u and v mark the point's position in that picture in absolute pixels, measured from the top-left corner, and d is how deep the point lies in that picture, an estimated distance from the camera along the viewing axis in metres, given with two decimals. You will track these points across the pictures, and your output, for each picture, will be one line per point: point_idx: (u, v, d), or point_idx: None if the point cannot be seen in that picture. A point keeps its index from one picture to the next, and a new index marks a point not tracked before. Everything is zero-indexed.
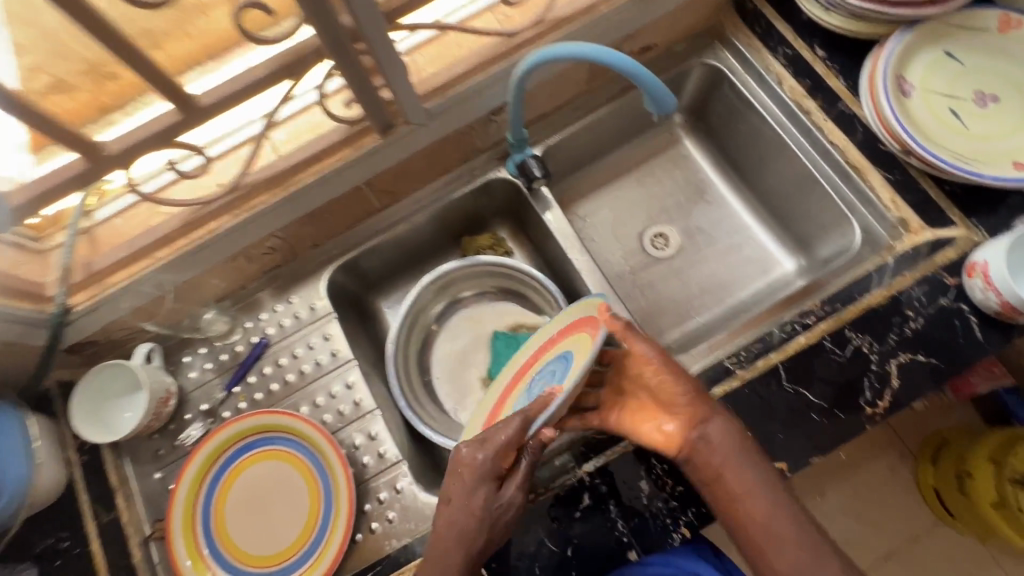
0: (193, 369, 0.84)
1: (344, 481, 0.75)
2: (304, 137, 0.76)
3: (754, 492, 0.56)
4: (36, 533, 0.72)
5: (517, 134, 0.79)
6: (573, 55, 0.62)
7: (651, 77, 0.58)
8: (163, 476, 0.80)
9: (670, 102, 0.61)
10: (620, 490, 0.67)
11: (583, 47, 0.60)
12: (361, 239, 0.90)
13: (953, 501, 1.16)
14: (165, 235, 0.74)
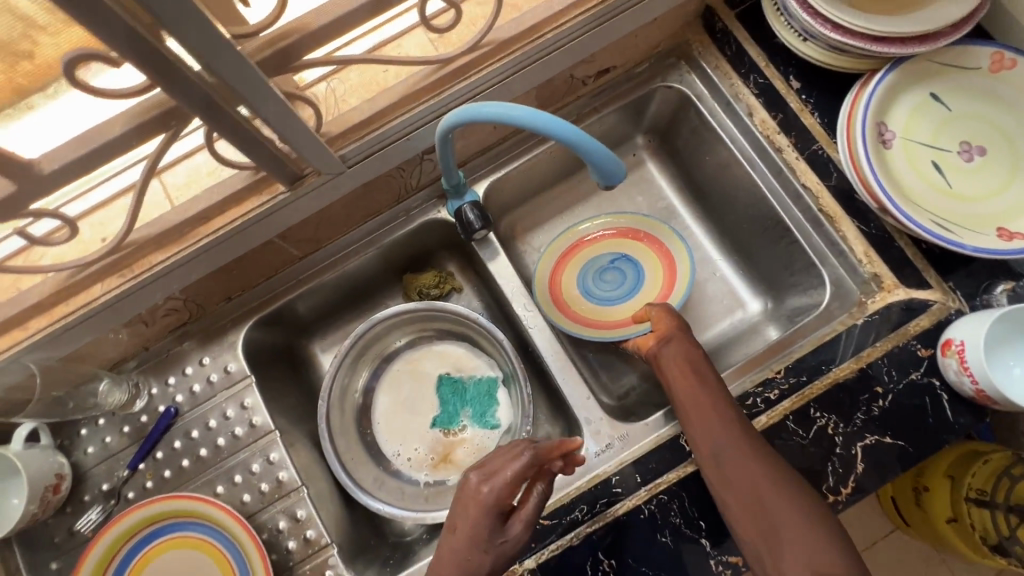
0: (91, 444, 0.74)
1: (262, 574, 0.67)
2: (199, 184, 0.65)
3: (751, 474, 0.57)
4: None
5: (452, 179, 0.69)
6: (502, 117, 0.52)
7: (591, 146, 0.50)
8: (61, 566, 0.71)
9: (618, 171, 0.53)
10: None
11: (516, 109, 0.50)
12: (284, 288, 0.79)
13: (911, 512, 1.06)
14: (37, 305, 0.63)
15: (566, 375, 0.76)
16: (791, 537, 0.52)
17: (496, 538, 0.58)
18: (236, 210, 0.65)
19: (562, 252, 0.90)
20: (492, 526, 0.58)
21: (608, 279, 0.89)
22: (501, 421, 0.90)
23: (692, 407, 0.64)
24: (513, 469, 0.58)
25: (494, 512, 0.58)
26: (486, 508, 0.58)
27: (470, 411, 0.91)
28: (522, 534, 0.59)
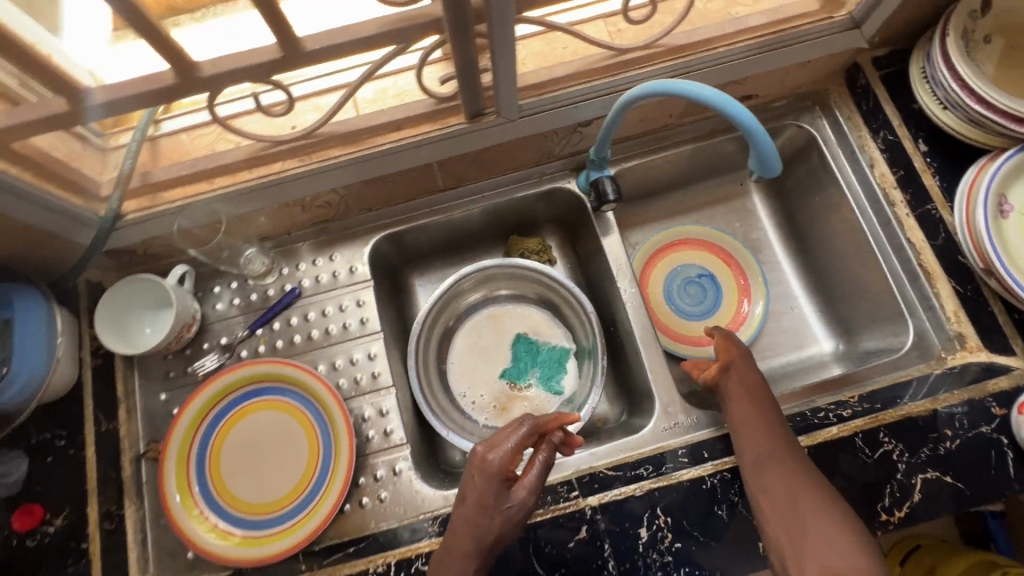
0: (220, 301, 0.83)
1: (346, 451, 0.74)
2: (388, 101, 0.75)
3: (790, 483, 0.62)
4: (34, 425, 0.72)
5: (600, 152, 0.77)
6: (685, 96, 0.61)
7: (764, 137, 0.58)
8: (169, 398, 0.79)
9: (775, 166, 0.60)
10: (616, 532, 0.66)
11: (704, 90, 0.60)
12: (415, 215, 0.88)
13: None
14: (231, 165, 0.73)
15: (649, 351, 0.81)
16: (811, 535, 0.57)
17: (503, 503, 0.63)
18: (415, 130, 0.74)
19: (682, 247, 1.02)
20: (500, 492, 0.63)
21: (690, 292, 1.00)
22: (565, 390, 0.96)
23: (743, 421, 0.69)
24: (512, 437, 0.65)
25: (500, 478, 0.63)
26: (490, 475, 0.64)
27: (539, 372, 0.97)
28: (527, 499, 0.63)
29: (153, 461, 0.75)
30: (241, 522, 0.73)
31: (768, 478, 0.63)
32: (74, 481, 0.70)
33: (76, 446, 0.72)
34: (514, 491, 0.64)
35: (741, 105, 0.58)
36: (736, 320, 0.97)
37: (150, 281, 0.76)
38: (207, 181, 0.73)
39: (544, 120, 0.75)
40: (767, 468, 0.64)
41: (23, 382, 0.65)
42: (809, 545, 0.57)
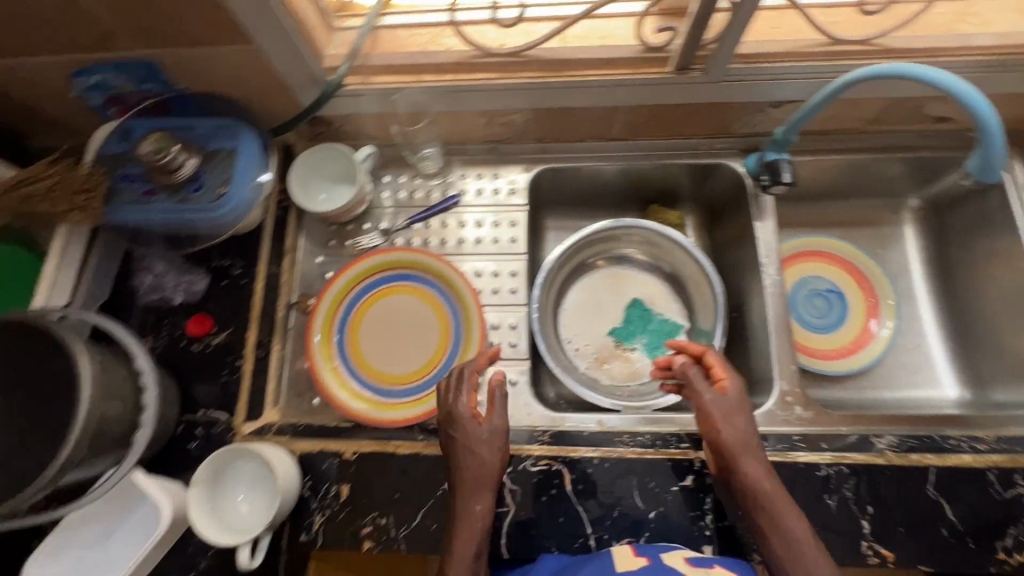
0: (387, 190, 0.89)
1: (474, 352, 0.79)
2: (595, 40, 0.78)
3: (810, 571, 0.54)
4: (219, 251, 0.80)
5: (787, 133, 0.78)
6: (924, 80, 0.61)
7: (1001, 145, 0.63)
8: (323, 264, 0.87)
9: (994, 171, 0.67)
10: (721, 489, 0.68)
11: (947, 75, 0.60)
12: (579, 156, 0.91)
13: None
14: (442, 64, 0.77)
15: (779, 338, 0.81)
16: None
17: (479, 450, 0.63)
18: (619, 70, 0.77)
19: (825, 260, 1.01)
20: (480, 440, 0.63)
21: (817, 304, 0.99)
22: None
23: (748, 451, 0.62)
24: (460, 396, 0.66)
25: (466, 436, 0.64)
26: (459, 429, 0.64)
27: (646, 339, 0.98)
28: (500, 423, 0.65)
29: (300, 312, 0.83)
30: (366, 385, 0.79)
31: (790, 521, 0.57)
32: (240, 307, 0.79)
33: (248, 279, 0.80)
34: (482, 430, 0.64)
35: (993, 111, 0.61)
36: (853, 344, 0.96)
37: (342, 151, 0.83)
38: (413, 74, 0.78)
39: (742, 90, 0.76)
40: (789, 514, 0.58)
41: (235, 202, 0.73)
42: None
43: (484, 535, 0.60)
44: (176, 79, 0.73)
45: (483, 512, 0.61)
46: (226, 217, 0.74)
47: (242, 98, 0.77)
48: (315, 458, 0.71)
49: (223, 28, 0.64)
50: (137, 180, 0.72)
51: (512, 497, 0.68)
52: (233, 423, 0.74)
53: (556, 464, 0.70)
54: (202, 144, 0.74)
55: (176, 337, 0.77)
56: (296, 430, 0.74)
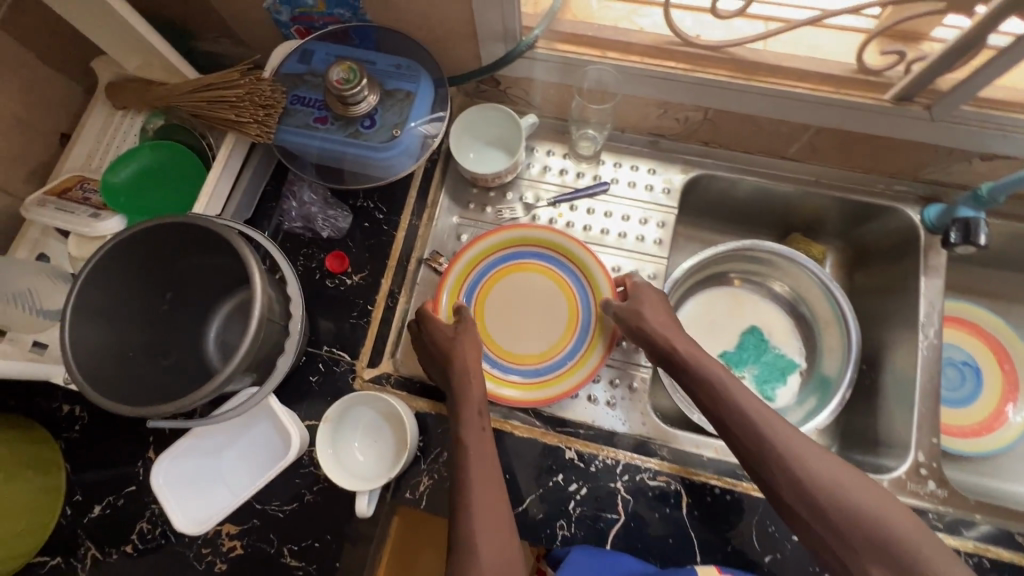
0: (536, 163, 0.86)
1: (601, 349, 0.76)
2: (804, 50, 0.72)
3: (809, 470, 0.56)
4: (366, 192, 0.79)
5: (995, 190, 0.71)
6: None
7: None
8: (459, 224, 0.84)
9: None
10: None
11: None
12: (742, 167, 0.85)
13: None
14: (636, 44, 0.73)
15: (923, 405, 0.76)
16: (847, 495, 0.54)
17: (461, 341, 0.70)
18: (827, 88, 0.70)
19: (974, 331, 0.94)
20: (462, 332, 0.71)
21: (951, 375, 0.92)
22: (778, 399, 0.92)
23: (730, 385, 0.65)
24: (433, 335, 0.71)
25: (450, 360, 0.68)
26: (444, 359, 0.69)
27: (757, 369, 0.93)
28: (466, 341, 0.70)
29: (427, 269, 0.82)
30: (485, 358, 0.77)
31: (762, 426, 0.60)
32: (378, 252, 0.77)
33: (390, 226, 0.79)
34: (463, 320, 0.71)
35: None
36: (979, 428, 0.89)
37: (507, 115, 0.80)
38: (602, 49, 0.74)
39: (956, 135, 0.69)
40: (757, 419, 0.61)
41: (403, 148, 0.71)
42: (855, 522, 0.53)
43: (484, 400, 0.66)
44: (368, 9, 0.71)
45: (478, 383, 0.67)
46: (387, 163, 0.72)
47: (425, 41, 0.74)
48: (431, 420, 0.71)
49: None
50: (312, 105, 0.71)
51: (624, 506, 0.66)
52: (354, 365, 0.73)
53: (675, 483, 0.67)
54: (381, 82, 0.72)
55: (311, 269, 0.76)
56: (414, 387, 0.73)
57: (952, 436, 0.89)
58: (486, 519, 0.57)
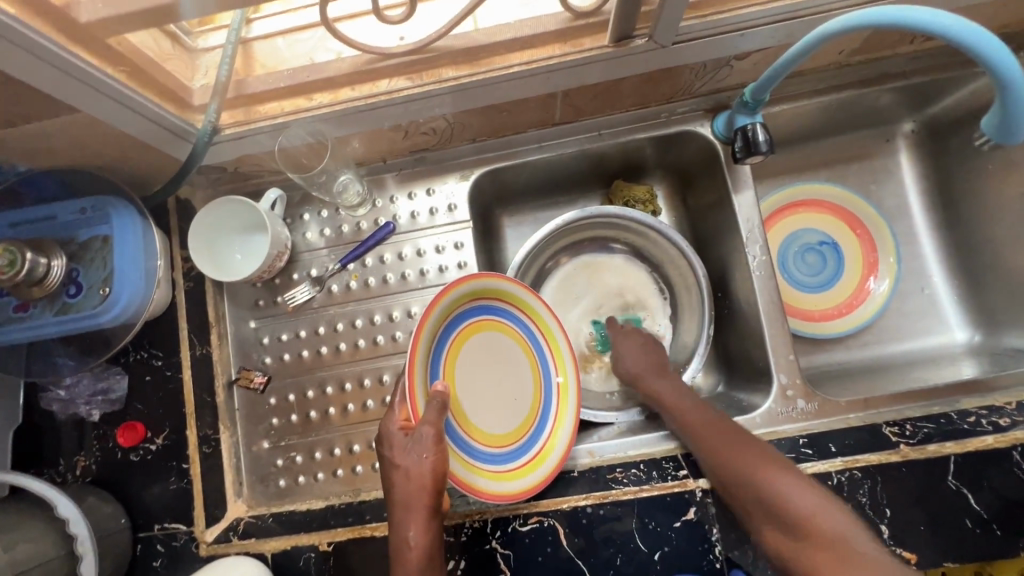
0: (310, 230, 0.77)
1: (575, 407, 0.71)
2: (514, 15, 0.62)
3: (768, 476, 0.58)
4: (131, 344, 0.70)
5: (757, 94, 0.65)
6: (931, 30, 0.48)
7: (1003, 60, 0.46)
8: (258, 326, 0.76)
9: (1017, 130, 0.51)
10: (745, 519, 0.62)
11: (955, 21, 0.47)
12: (523, 148, 0.77)
13: None
14: (332, 79, 0.63)
15: (773, 323, 0.73)
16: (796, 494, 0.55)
17: (420, 453, 0.59)
18: (551, 50, 0.62)
19: (818, 209, 0.91)
20: (427, 439, 0.58)
21: (808, 261, 0.91)
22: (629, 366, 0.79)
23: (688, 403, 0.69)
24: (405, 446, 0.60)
25: (417, 483, 0.58)
26: (411, 483, 0.59)
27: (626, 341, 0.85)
28: (425, 462, 0.58)
29: (242, 389, 0.75)
30: (467, 449, 0.65)
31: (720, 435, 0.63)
32: (174, 401, 0.70)
33: (173, 369, 0.70)
34: (427, 437, 0.58)
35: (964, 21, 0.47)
36: (851, 302, 0.89)
37: (243, 203, 0.71)
38: (305, 97, 0.64)
39: (698, 49, 0.62)
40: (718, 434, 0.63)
41: (123, 302, 0.62)
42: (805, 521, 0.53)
43: (431, 527, 0.59)
44: (12, 161, 0.59)
45: (429, 508, 0.59)
46: (114, 324, 0.63)
47: (104, 164, 0.63)
48: (289, 557, 0.65)
49: (36, 101, 0.50)
50: (2, 295, 0.61)
51: (506, 562, 0.63)
52: (194, 532, 0.67)
53: (549, 518, 0.64)
54: (68, 236, 0.62)
55: (110, 450, 0.69)
56: (265, 526, 0.68)
57: (829, 322, 0.88)
58: None
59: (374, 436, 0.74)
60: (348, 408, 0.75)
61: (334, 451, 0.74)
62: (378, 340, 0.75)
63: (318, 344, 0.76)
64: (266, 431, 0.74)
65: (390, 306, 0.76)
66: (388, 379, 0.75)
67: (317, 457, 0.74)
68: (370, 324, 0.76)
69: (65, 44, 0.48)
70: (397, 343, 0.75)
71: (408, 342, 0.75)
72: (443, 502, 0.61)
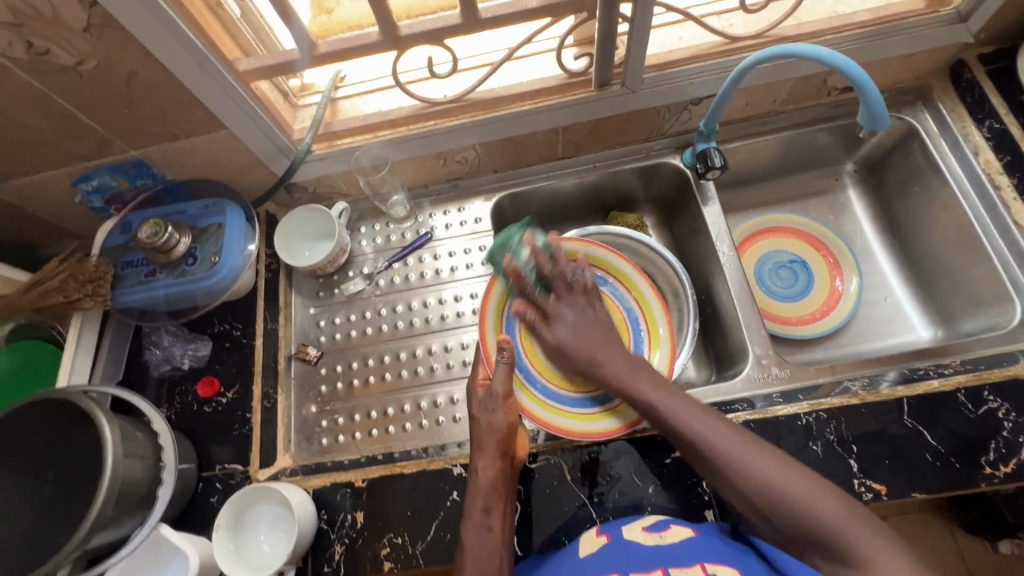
0: (366, 239, 0.98)
1: (666, 338, 0.86)
2: (527, 77, 0.88)
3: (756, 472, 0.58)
4: (217, 318, 0.88)
5: (709, 125, 0.86)
6: (811, 56, 0.70)
7: (839, 58, 0.67)
8: (316, 312, 0.94)
9: (882, 119, 0.68)
10: None
11: (827, 50, 0.69)
12: (533, 178, 0.99)
13: None
14: (394, 119, 0.86)
15: (745, 305, 0.87)
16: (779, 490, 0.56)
17: (497, 408, 0.72)
18: (551, 98, 0.86)
19: (786, 232, 1.06)
20: (495, 398, 0.73)
21: (783, 275, 1.04)
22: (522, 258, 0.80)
23: (680, 403, 0.66)
24: (489, 404, 0.72)
25: (496, 432, 0.70)
26: (491, 434, 0.70)
27: (528, 237, 0.79)
28: (502, 417, 0.71)
29: (299, 362, 0.89)
30: (559, 396, 0.79)
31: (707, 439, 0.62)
32: (244, 364, 0.85)
33: (248, 337, 0.87)
34: (499, 392, 0.73)
35: (804, 45, 0.71)
36: (825, 309, 1.00)
37: (319, 210, 0.92)
38: (373, 132, 0.87)
39: (660, 94, 0.86)
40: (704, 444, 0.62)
41: (224, 273, 0.81)
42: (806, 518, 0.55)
43: (504, 472, 0.69)
44: (165, 171, 0.83)
45: (502, 454, 0.70)
46: (213, 291, 0.81)
47: (224, 177, 0.87)
48: (329, 492, 0.75)
49: (201, 118, 0.75)
50: (139, 265, 0.81)
51: (518, 495, 0.74)
52: (248, 472, 0.79)
53: (556, 456, 0.75)
54: (193, 224, 0.83)
55: (188, 402, 0.83)
56: (308, 469, 0.79)
57: (806, 327, 0.99)
58: (483, 569, 0.62)
59: (406, 401, 0.86)
60: (385, 377, 0.89)
61: (371, 414, 0.86)
62: (414, 322, 0.92)
63: (365, 325, 0.92)
64: (315, 396, 0.88)
65: (425, 295, 0.94)
66: (419, 353, 0.90)
67: (356, 419, 0.86)
68: (408, 309, 0.93)
69: (229, 79, 0.73)
70: (429, 324, 0.92)
71: (438, 324, 0.91)
72: (516, 448, 0.71)
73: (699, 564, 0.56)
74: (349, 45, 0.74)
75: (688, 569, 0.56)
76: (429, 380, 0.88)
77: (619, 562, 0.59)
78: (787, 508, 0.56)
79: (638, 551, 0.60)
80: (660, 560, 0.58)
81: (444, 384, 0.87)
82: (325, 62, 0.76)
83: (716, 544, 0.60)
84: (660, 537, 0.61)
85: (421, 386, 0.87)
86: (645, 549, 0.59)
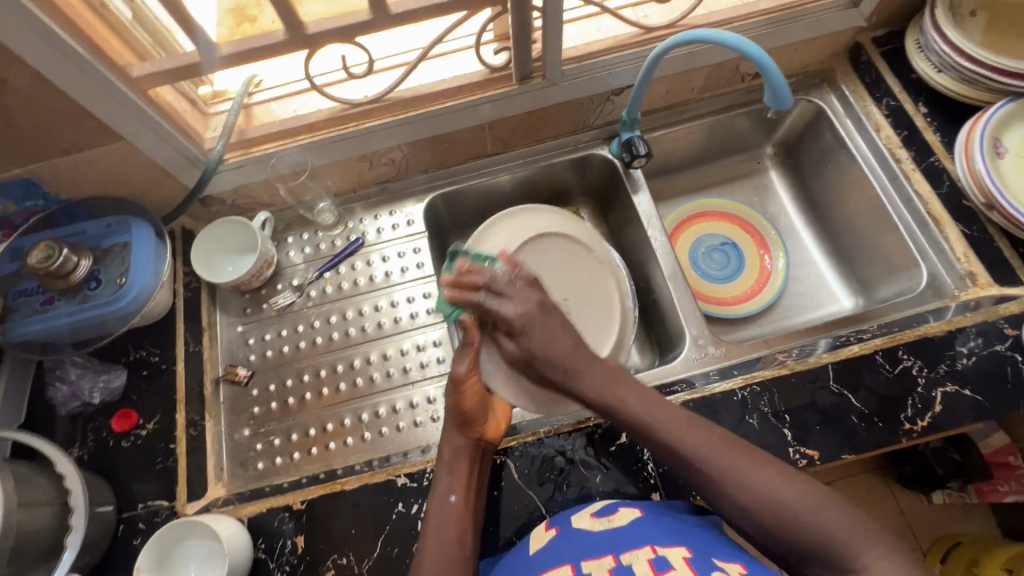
0: (293, 249, 0.94)
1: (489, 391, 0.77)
2: (448, 74, 0.86)
3: (729, 467, 0.60)
4: (132, 344, 0.81)
5: (631, 113, 0.88)
6: (710, 40, 0.72)
7: (741, 40, 0.69)
8: (244, 329, 0.89)
9: (787, 98, 0.71)
10: None
11: (727, 34, 0.71)
12: (465, 177, 0.98)
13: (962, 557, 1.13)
14: (313, 122, 0.83)
15: (679, 289, 0.89)
16: (755, 479, 0.58)
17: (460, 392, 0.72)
18: (474, 94, 0.85)
19: (714, 213, 1.09)
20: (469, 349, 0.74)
21: (716, 257, 1.06)
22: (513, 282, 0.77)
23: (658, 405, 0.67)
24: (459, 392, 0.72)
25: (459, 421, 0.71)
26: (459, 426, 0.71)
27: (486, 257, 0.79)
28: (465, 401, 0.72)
29: (228, 384, 0.84)
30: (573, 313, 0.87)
31: (678, 445, 0.63)
32: (165, 392, 0.79)
33: (168, 362, 0.81)
34: (462, 372, 0.73)
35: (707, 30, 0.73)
36: (757, 287, 1.03)
37: (237, 222, 0.87)
38: (290, 137, 0.83)
39: (582, 85, 0.86)
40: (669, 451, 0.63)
41: (127, 297, 0.75)
42: (783, 514, 0.56)
43: (472, 475, 0.69)
44: (57, 190, 0.76)
45: (467, 453, 0.70)
46: (117, 319, 0.75)
47: (128, 194, 0.81)
48: (265, 518, 0.71)
49: (93, 128, 0.69)
50: (34, 293, 0.75)
51: None
52: (174, 507, 0.73)
53: (502, 457, 0.74)
54: (94, 244, 0.77)
55: (103, 439, 0.76)
56: (242, 496, 0.74)
57: (739, 305, 1.02)
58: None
59: (346, 415, 0.83)
60: (323, 392, 0.85)
61: (309, 432, 0.82)
62: (350, 332, 0.89)
63: (298, 339, 0.88)
64: (248, 419, 0.83)
65: (360, 302, 0.90)
66: (357, 364, 0.87)
67: (294, 438, 0.82)
68: (343, 319, 0.90)
69: (119, 85, 0.67)
70: (367, 332, 0.89)
71: (376, 331, 0.89)
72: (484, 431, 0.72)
73: (649, 544, 0.54)
74: (254, 45, 0.71)
75: (638, 549, 0.54)
76: (371, 389, 0.85)
77: (565, 548, 0.58)
78: (776, 513, 0.57)
79: (586, 537, 0.58)
80: (609, 546, 0.55)
81: (386, 393, 0.84)
82: (230, 64, 0.72)
83: (663, 524, 0.59)
84: (608, 522, 0.60)
85: (363, 397, 0.84)
86: (593, 535, 0.58)
